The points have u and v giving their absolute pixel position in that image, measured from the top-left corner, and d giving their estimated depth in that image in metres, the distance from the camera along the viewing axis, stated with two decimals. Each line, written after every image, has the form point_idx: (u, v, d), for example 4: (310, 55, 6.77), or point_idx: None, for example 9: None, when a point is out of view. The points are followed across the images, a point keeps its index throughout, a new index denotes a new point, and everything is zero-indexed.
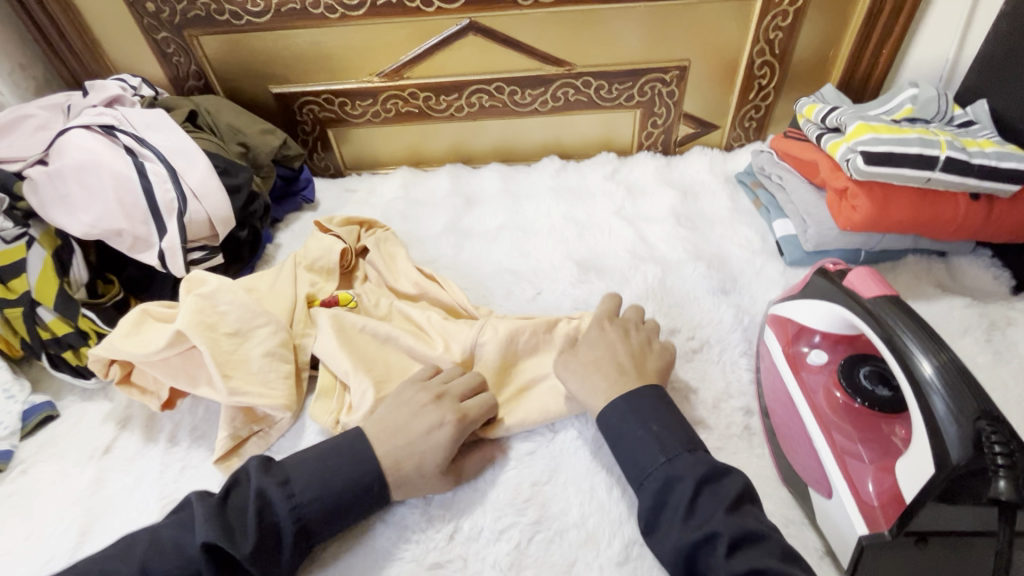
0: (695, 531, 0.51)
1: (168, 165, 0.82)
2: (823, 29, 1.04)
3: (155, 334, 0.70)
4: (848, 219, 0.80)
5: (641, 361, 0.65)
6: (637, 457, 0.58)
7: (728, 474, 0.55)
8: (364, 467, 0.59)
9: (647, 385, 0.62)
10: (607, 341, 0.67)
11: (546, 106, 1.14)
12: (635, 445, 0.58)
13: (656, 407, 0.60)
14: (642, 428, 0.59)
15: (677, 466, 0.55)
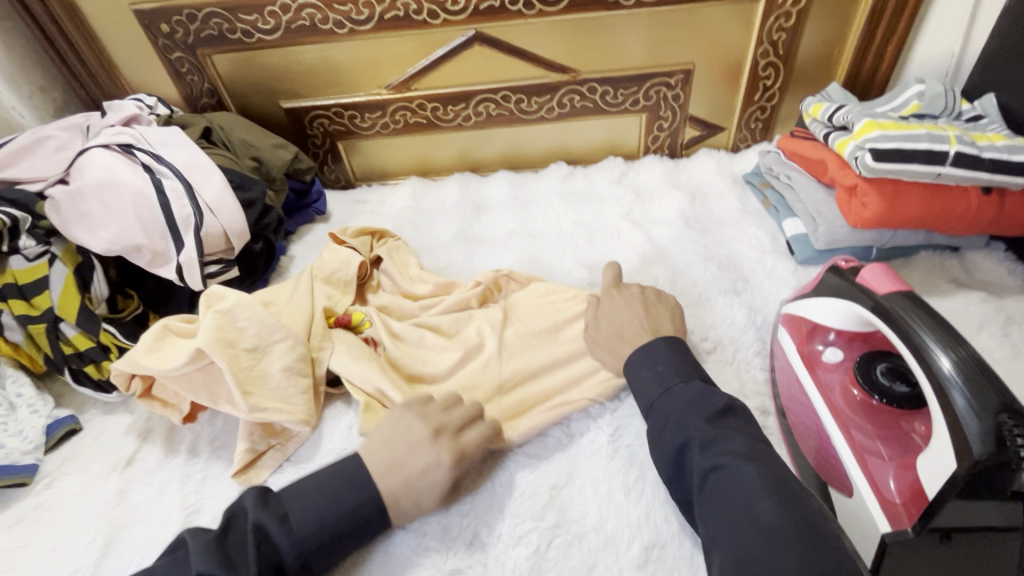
0: (677, 442, 0.56)
1: (184, 180, 0.83)
2: (826, 30, 1.05)
3: (176, 349, 0.71)
4: (858, 216, 0.80)
5: (657, 319, 0.71)
6: (644, 391, 0.63)
7: (714, 392, 0.59)
8: (359, 500, 0.57)
9: (658, 338, 0.67)
10: (617, 305, 0.74)
11: (552, 113, 1.15)
12: (645, 383, 0.63)
13: (667, 350, 0.65)
14: (651, 369, 0.64)
15: (672, 394, 0.60)
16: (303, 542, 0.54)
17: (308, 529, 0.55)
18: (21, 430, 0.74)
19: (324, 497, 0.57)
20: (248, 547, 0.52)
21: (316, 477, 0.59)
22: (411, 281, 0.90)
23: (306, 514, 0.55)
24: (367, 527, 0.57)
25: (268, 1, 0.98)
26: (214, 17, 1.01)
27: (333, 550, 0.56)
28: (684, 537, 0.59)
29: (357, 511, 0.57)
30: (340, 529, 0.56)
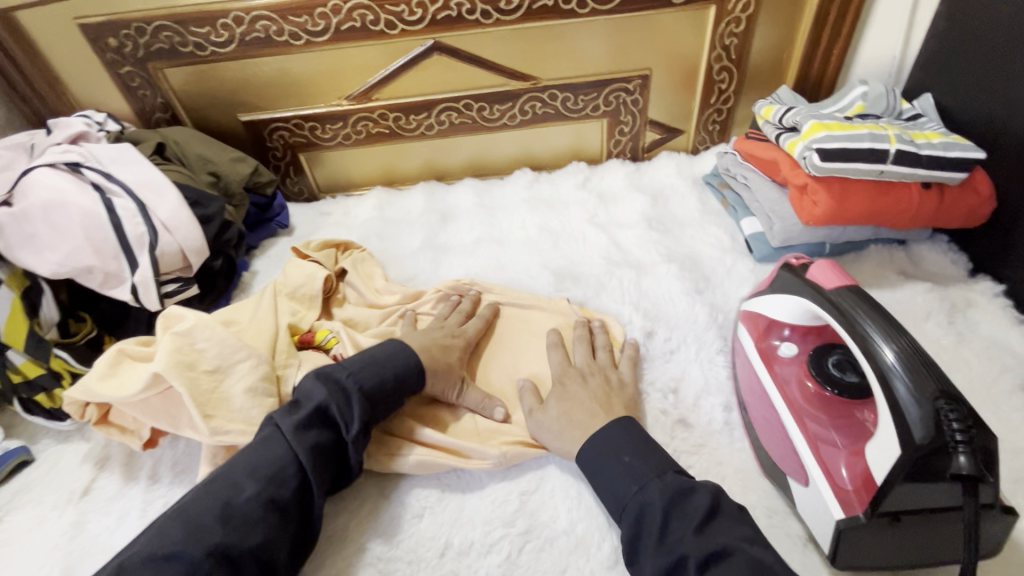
0: (668, 554, 0.50)
1: (136, 198, 0.81)
2: (775, 34, 1.09)
3: (133, 373, 0.69)
4: (810, 214, 0.83)
5: (608, 401, 0.66)
6: (613, 485, 0.57)
7: (695, 490, 0.54)
8: (405, 353, 0.68)
9: (613, 421, 0.62)
10: (570, 382, 0.69)
11: (515, 120, 1.16)
12: (612, 479, 0.57)
13: (624, 437, 0.60)
14: (615, 462, 0.58)
15: (648, 493, 0.54)
16: (358, 375, 0.64)
17: (360, 367, 0.65)
18: None
19: (377, 353, 0.68)
20: (317, 387, 0.62)
21: (366, 350, 0.69)
22: (376, 293, 0.90)
23: (358, 360, 0.66)
24: (407, 366, 0.67)
25: (221, 14, 0.97)
26: (165, 31, 0.98)
27: (387, 387, 0.65)
28: None
29: (399, 366, 0.67)
30: (388, 372, 0.66)
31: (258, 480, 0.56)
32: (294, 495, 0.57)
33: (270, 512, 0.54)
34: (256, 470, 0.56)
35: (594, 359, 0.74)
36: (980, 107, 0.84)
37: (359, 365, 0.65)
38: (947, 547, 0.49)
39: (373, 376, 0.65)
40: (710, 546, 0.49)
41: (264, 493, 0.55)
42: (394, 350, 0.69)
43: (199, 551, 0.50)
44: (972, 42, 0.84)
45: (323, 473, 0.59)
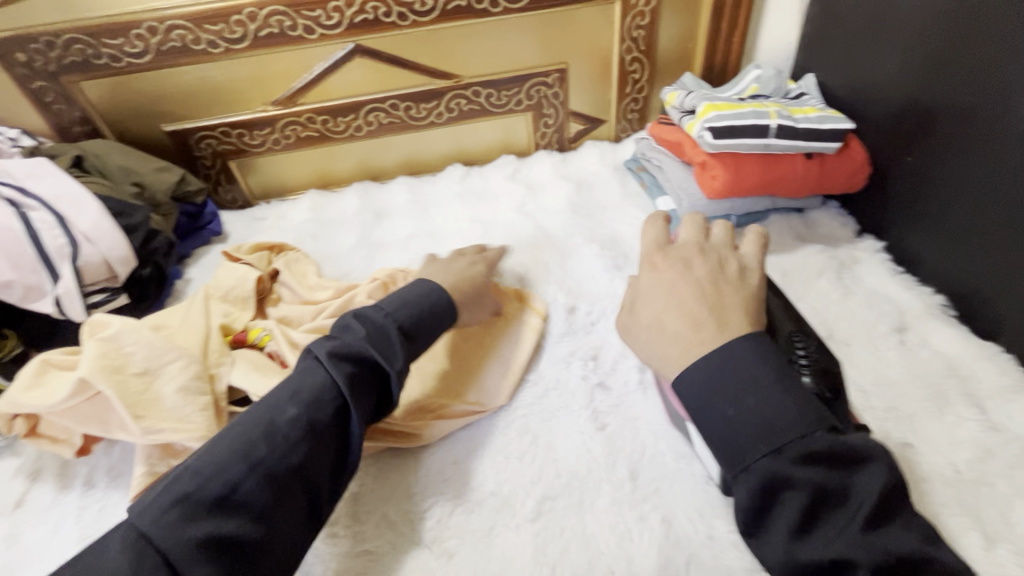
0: (819, 553, 0.41)
1: (54, 211, 0.81)
2: (678, 26, 1.16)
3: (59, 382, 0.69)
4: (710, 188, 0.90)
5: (718, 300, 0.55)
6: (726, 435, 0.47)
7: (861, 471, 0.44)
8: (432, 291, 0.73)
9: (733, 338, 0.51)
10: (697, 280, 0.57)
11: (442, 117, 1.20)
12: (729, 431, 0.47)
13: (756, 363, 0.48)
14: (732, 407, 0.47)
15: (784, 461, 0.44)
16: (394, 313, 0.67)
17: (396, 307, 0.68)
18: None
19: (407, 295, 0.71)
20: (357, 326, 0.63)
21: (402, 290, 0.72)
22: (311, 290, 0.92)
23: (396, 304, 0.68)
24: (438, 304, 0.71)
25: (133, 25, 0.97)
26: (76, 43, 0.98)
27: (420, 320, 0.68)
28: (574, 487, 0.65)
29: (432, 300, 0.71)
30: (422, 311, 0.69)
31: (301, 403, 0.55)
32: (333, 416, 0.56)
33: (310, 434, 0.54)
34: (298, 393, 0.56)
35: (708, 240, 0.63)
36: (851, 85, 0.94)
37: (395, 305, 0.68)
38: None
39: (407, 316, 0.67)
40: (893, 542, 0.41)
41: (306, 414, 0.55)
42: (422, 291, 0.72)
43: (244, 466, 0.50)
44: (841, 27, 0.94)
45: (362, 402, 0.58)
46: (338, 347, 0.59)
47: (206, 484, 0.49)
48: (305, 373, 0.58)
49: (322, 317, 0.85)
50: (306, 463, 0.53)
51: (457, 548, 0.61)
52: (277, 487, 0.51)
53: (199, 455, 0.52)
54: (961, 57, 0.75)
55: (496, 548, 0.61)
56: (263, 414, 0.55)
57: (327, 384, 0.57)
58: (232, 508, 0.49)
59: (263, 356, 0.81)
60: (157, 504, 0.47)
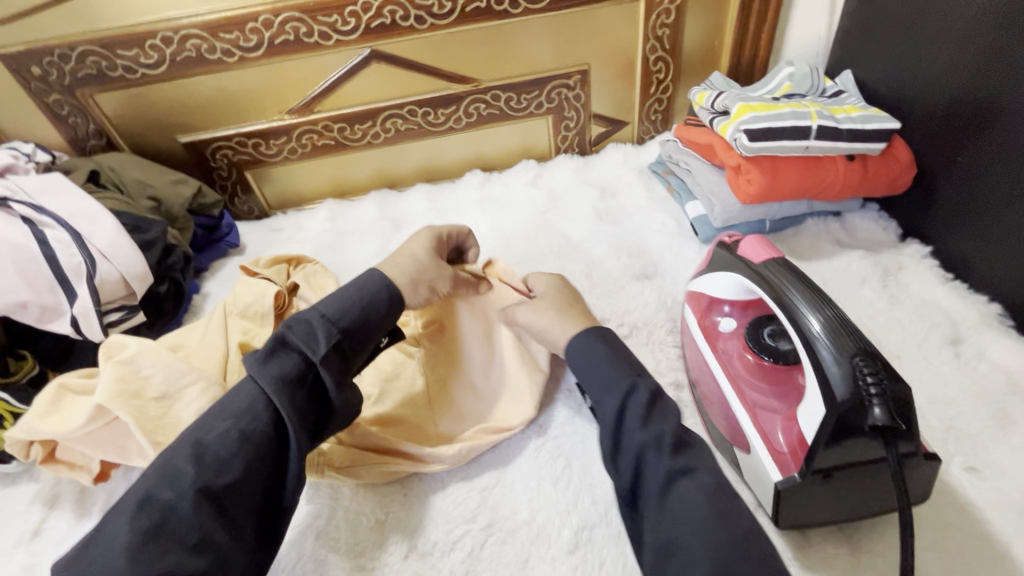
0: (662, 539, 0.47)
1: (70, 228, 0.79)
2: (705, 23, 1.12)
3: (76, 407, 0.66)
4: (745, 193, 0.86)
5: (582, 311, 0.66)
6: (603, 413, 0.55)
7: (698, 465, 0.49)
8: (375, 284, 0.66)
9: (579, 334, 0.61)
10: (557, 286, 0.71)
11: (461, 122, 1.17)
12: (602, 396, 0.55)
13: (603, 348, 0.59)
14: (600, 369, 0.57)
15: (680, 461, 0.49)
16: (331, 317, 0.60)
17: (326, 301, 0.62)
18: None
19: (342, 288, 0.65)
20: (286, 329, 0.59)
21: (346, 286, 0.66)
22: None
23: (332, 301, 0.62)
24: (377, 293, 0.65)
25: (148, 35, 0.95)
26: (91, 55, 0.96)
27: (355, 319, 0.61)
28: (611, 516, 0.61)
29: (369, 296, 0.64)
30: (356, 303, 0.63)
31: (229, 418, 0.54)
32: (266, 426, 0.54)
33: (243, 445, 0.53)
34: (226, 408, 0.55)
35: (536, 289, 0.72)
36: (895, 81, 0.89)
37: (326, 299, 0.63)
38: (878, 495, 0.52)
39: (338, 310, 0.61)
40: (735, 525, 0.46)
41: (235, 427, 0.53)
42: (359, 283, 0.65)
43: (175, 493, 0.49)
44: (883, 21, 0.89)
45: (296, 406, 0.56)
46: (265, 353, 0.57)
47: (144, 514, 0.48)
48: (235, 389, 0.56)
49: None
50: (246, 477, 0.52)
51: None
52: (215, 507, 0.50)
53: (139, 482, 0.51)
54: (1020, 50, 0.69)
55: None
56: (191, 435, 0.53)
57: (257, 396, 0.55)
58: (166, 537, 0.48)
59: None
60: (106, 540, 0.48)
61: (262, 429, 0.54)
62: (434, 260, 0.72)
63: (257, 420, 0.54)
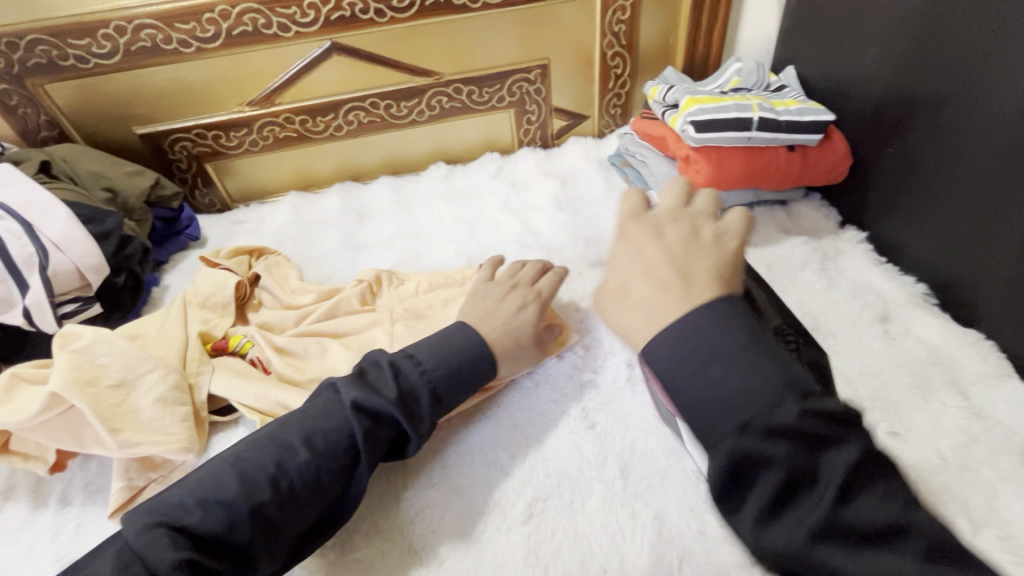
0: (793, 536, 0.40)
1: (20, 219, 0.78)
2: (659, 21, 1.16)
3: (29, 397, 0.66)
4: (694, 182, 0.90)
5: (689, 267, 0.47)
6: (696, 412, 0.43)
7: (834, 440, 0.41)
8: (473, 341, 0.69)
9: (701, 305, 0.44)
10: (647, 237, 0.49)
11: (424, 115, 1.19)
12: (700, 409, 0.42)
13: (715, 329, 0.43)
14: (704, 378, 0.42)
15: (756, 439, 0.40)
16: (432, 373, 0.64)
17: (433, 361, 0.65)
18: None
19: (447, 343, 0.68)
20: (388, 380, 0.62)
21: (431, 338, 0.70)
22: (292, 294, 0.90)
23: (432, 355, 0.66)
24: (477, 359, 0.67)
25: (101, 24, 0.94)
26: (40, 44, 0.94)
27: (456, 385, 0.66)
28: (564, 488, 0.64)
29: (470, 353, 0.67)
30: (459, 364, 0.66)
31: (310, 451, 0.58)
32: (338, 467, 0.58)
33: (315, 482, 0.57)
34: (311, 438, 0.59)
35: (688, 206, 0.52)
36: (832, 76, 0.94)
37: (432, 356, 0.66)
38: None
39: (440, 375, 0.65)
40: (858, 511, 0.39)
41: (314, 462, 0.57)
42: (463, 338, 0.69)
43: (246, 505, 0.54)
44: (820, 19, 0.94)
45: (374, 455, 0.60)
46: (366, 398, 0.60)
47: (204, 516, 0.53)
48: (323, 415, 0.61)
49: (309, 323, 0.84)
50: (301, 510, 0.56)
51: (448, 553, 0.60)
52: (265, 532, 0.54)
53: (203, 479, 0.56)
54: (935, 48, 0.75)
55: (485, 553, 0.60)
56: (274, 451, 0.58)
57: (343, 433, 0.59)
58: (222, 544, 0.53)
59: (245, 362, 0.80)
60: (151, 521, 0.52)
61: (330, 472, 0.58)
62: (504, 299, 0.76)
63: (331, 461, 0.58)
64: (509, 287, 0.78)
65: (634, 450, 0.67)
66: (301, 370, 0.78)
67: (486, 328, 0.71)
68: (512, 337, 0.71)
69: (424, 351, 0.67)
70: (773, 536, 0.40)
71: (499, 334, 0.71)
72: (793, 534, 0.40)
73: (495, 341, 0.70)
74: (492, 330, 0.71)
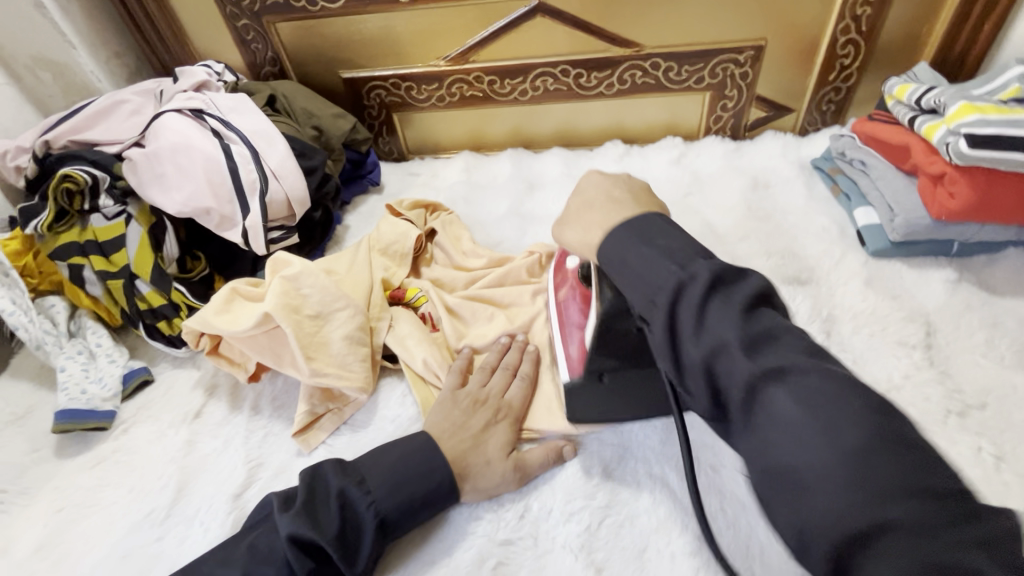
0: (701, 347, 0.42)
1: (251, 146, 0.86)
2: (917, 5, 0.97)
3: (245, 311, 0.73)
4: (944, 207, 0.76)
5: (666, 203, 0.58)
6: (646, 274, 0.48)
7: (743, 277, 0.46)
8: (434, 468, 0.60)
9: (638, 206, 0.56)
10: (616, 181, 0.62)
11: (611, 89, 1.12)
12: (646, 266, 0.49)
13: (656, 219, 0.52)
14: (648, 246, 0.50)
15: (690, 269, 0.46)
16: (382, 503, 0.57)
17: (385, 490, 0.58)
18: (101, 377, 0.79)
19: (398, 457, 0.60)
20: (333, 511, 0.56)
21: (390, 449, 0.61)
22: (463, 255, 0.90)
23: (383, 479, 0.58)
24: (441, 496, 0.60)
25: None
26: None
27: (410, 513, 0.58)
28: (739, 525, 0.58)
29: (429, 484, 0.59)
30: (416, 495, 0.58)
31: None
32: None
33: None
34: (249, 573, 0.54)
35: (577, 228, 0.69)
36: None
37: (385, 487, 0.58)
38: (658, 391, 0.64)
39: (398, 504, 0.58)
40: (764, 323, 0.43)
41: None
42: (420, 459, 0.60)
43: None
44: None
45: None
46: (301, 532, 0.53)
47: None
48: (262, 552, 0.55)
49: (478, 287, 0.83)
50: None
51: (606, 563, 0.57)
52: None
53: None
54: None
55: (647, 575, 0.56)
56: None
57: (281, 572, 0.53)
58: None
59: (417, 316, 0.82)
60: None
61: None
62: (466, 407, 0.65)
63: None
64: (479, 400, 0.66)
65: None
66: (466, 334, 0.78)
67: (448, 443, 0.62)
68: (480, 460, 0.62)
69: (371, 478, 0.58)
70: (693, 349, 0.43)
71: (458, 455, 0.61)
72: (705, 342, 0.43)
73: (455, 459, 0.61)
74: (453, 446, 0.62)
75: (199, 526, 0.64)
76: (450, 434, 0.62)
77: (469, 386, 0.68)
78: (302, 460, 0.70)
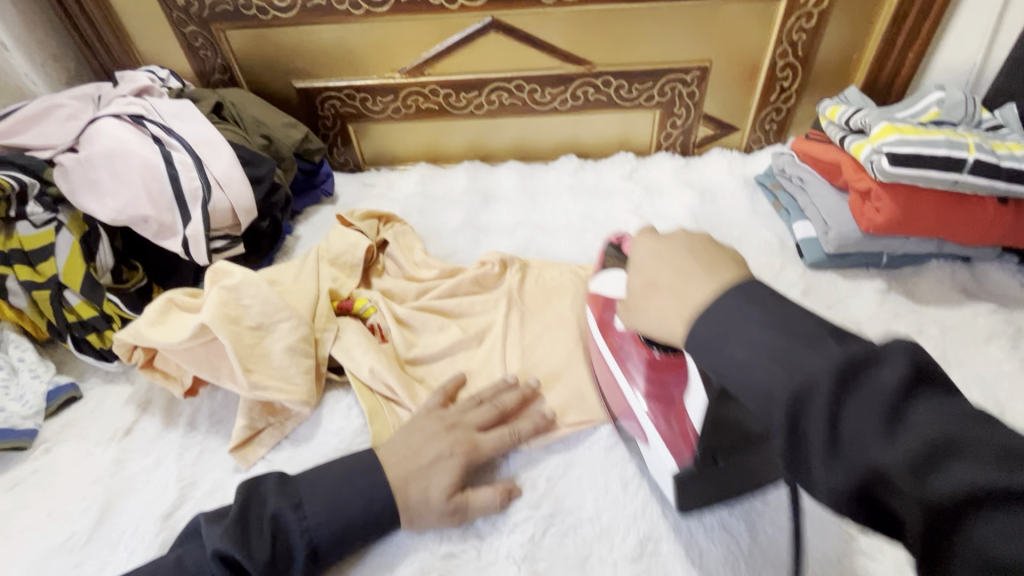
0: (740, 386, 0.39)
1: (193, 154, 0.84)
2: (847, 33, 1.03)
3: (180, 322, 0.70)
4: (871, 221, 0.80)
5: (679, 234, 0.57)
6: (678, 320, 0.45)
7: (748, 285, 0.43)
8: (374, 483, 0.58)
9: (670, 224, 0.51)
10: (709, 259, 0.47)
11: (565, 105, 1.14)
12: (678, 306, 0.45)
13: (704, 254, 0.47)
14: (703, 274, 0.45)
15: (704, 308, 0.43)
16: (316, 531, 0.55)
17: (320, 511, 0.56)
18: (22, 394, 0.74)
19: (336, 473, 0.59)
20: (264, 536, 0.54)
21: (331, 465, 0.60)
22: (415, 266, 0.90)
23: (319, 499, 0.57)
24: (378, 518, 0.57)
25: None
26: None
27: (343, 531, 0.56)
28: (681, 532, 0.59)
29: (369, 507, 0.57)
30: (353, 515, 0.57)
31: None
32: None
33: None
34: None
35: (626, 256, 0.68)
36: None
37: (321, 505, 0.56)
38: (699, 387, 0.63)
39: (334, 527, 0.56)
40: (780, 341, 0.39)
41: None
42: (361, 477, 0.59)
43: None
44: None
45: None
46: (229, 550, 0.52)
47: None
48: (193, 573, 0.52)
49: (428, 298, 0.83)
50: None
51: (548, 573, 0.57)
52: None
53: None
54: None
55: None
56: None
57: None
58: None
59: (365, 327, 0.80)
60: None
61: None
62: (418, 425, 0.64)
63: None
64: (449, 422, 0.64)
65: (765, 509, 0.60)
66: (415, 345, 0.78)
67: (392, 464, 0.60)
68: (418, 495, 0.58)
69: (305, 501, 0.56)
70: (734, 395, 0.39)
71: (408, 478, 0.59)
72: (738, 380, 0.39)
73: (393, 472, 0.59)
74: (396, 470, 0.59)
75: (123, 550, 0.61)
76: (397, 451, 0.61)
77: (451, 408, 0.66)
78: (239, 477, 0.67)
